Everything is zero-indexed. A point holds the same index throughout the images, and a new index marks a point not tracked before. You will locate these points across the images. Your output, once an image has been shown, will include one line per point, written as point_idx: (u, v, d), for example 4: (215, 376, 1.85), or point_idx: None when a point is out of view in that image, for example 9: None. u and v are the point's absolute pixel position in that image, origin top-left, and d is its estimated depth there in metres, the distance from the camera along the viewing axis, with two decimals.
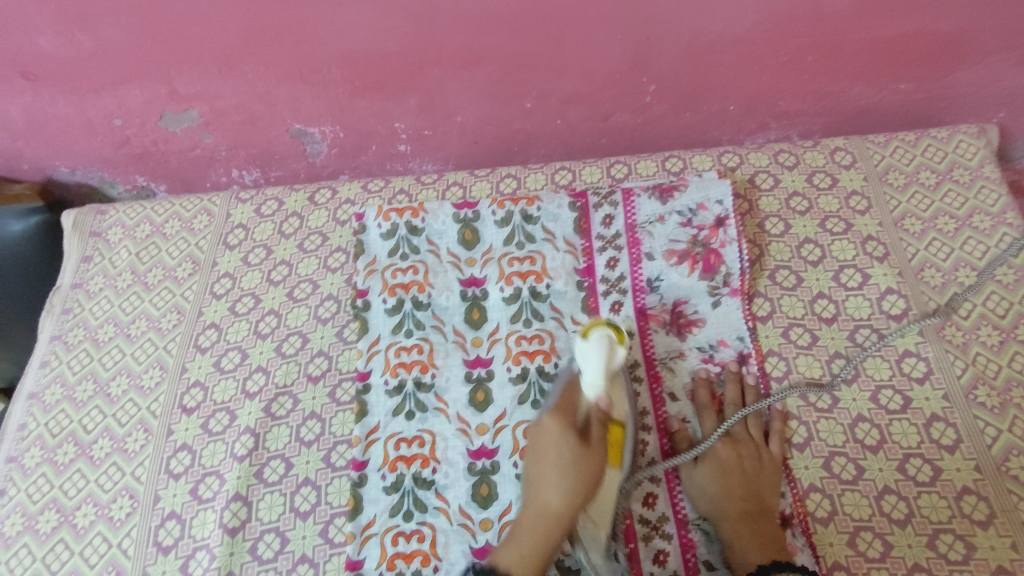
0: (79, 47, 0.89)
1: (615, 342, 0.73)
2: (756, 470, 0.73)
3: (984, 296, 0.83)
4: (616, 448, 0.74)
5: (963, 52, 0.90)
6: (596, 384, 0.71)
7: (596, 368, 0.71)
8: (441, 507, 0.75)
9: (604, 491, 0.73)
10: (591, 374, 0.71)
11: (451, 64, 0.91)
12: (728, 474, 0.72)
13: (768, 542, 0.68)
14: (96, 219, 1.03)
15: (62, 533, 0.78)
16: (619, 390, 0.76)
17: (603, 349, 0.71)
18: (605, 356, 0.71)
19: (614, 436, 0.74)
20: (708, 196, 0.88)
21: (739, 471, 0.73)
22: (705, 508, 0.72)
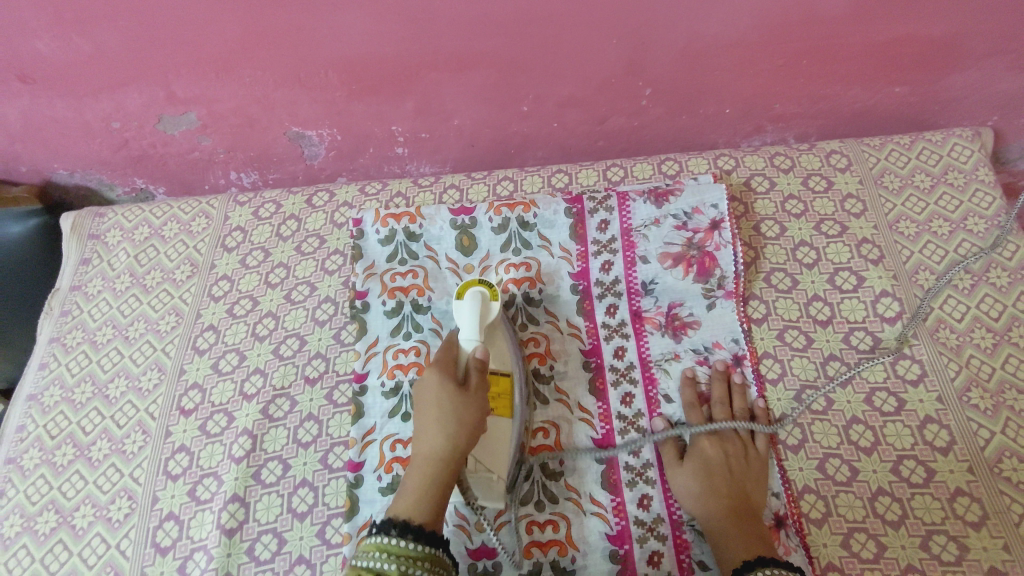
0: (77, 51, 0.89)
1: (490, 301, 0.78)
2: (742, 466, 0.73)
3: (977, 298, 0.83)
4: (501, 400, 0.76)
5: (956, 56, 0.91)
6: (470, 339, 0.75)
7: (471, 322, 0.75)
8: None
9: (494, 433, 0.74)
10: (466, 327, 0.75)
11: (448, 68, 0.92)
12: (712, 470, 0.73)
13: (753, 538, 0.67)
14: (95, 221, 1.04)
15: (60, 534, 0.79)
16: (502, 344, 0.79)
17: (476, 304, 0.77)
18: (479, 310, 0.76)
19: (499, 387, 0.76)
20: (704, 200, 0.88)
21: (724, 467, 0.73)
22: (691, 504, 0.72)
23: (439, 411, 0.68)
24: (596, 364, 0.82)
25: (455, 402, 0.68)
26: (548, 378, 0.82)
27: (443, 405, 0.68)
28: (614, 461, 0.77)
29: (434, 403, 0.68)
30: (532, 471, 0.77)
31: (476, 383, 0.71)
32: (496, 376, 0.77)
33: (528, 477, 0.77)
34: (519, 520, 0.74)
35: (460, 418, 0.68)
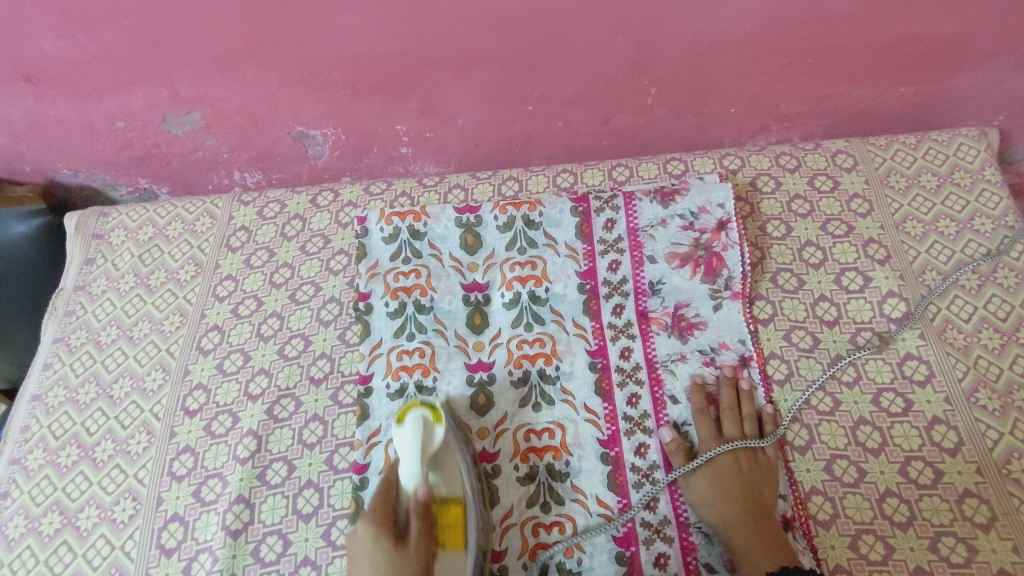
0: (81, 50, 0.89)
1: (431, 423, 0.74)
2: (751, 471, 0.73)
3: (984, 298, 0.83)
4: (451, 534, 0.71)
5: (963, 55, 0.90)
6: (412, 474, 0.72)
7: (411, 453, 0.72)
8: None
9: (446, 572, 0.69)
10: (408, 461, 0.72)
11: (453, 67, 0.91)
12: (723, 476, 0.72)
13: (765, 545, 0.68)
14: (99, 221, 1.04)
15: (64, 536, 0.79)
16: (452, 472, 0.75)
17: (417, 429, 0.73)
18: (420, 436, 0.73)
19: (449, 519, 0.72)
20: (710, 199, 0.88)
21: (736, 473, 0.72)
22: (702, 512, 0.72)
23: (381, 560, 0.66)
24: (602, 365, 0.82)
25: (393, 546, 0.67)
26: (554, 378, 0.82)
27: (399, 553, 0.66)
28: (621, 462, 0.76)
29: (398, 560, 0.66)
30: (537, 473, 0.77)
31: (417, 506, 0.70)
32: (446, 506, 0.73)
33: (533, 478, 0.76)
34: (525, 522, 0.74)
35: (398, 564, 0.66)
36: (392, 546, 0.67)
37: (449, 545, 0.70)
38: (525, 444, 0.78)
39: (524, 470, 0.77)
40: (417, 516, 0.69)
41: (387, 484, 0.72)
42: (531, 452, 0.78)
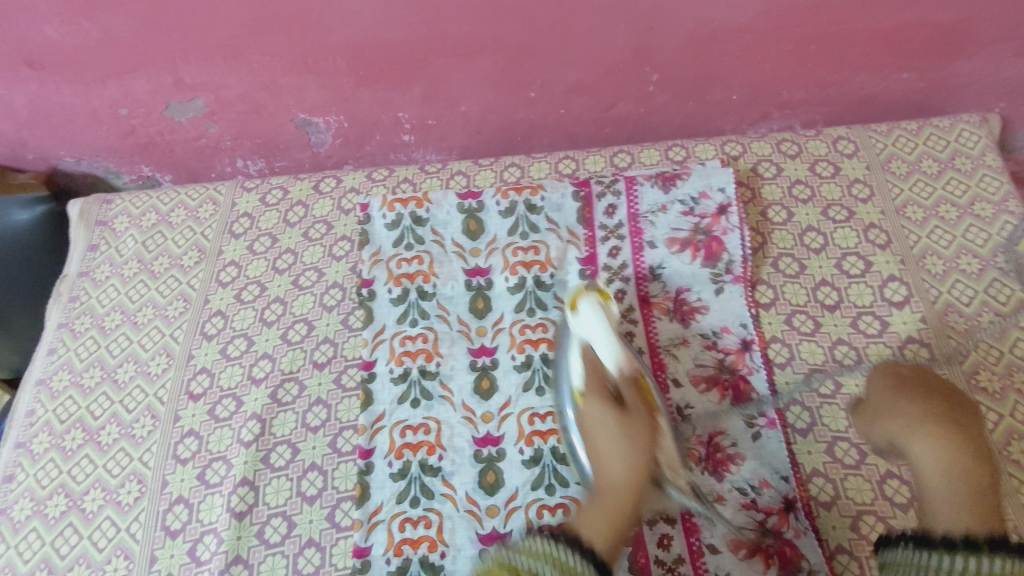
0: (85, 36, 0.89)
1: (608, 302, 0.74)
2: (959, 412, 0.68)
3: (985, 283, 0.83)
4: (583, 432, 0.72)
5: (965, 40, 0.90)
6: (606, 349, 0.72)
7: (600, 330, 0.72)
8: (447, 493, 0.75)
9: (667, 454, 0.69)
10: (601, 341, 0.72)
11: (456, 53, 0.92)
12: (949, 415, 0.68)
13: (979, 499, 0.63)
14: (103, 208, 1.04)
15: (70, 518, 0.79)
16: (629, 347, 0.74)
17: (599, 311, 0.73)
18: (603, 318, 0.73)
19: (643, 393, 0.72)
20: (711, 184, 0.89)
21: (953, 425, 0.67)
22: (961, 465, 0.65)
23: (620, 455, 0.66)
24: None
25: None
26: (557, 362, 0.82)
27: (632, 427, 0.68)
28: None
29: (642, 424, 0.69)
30: (542, 455, 0.77)
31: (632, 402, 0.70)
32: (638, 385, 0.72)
33: (538, 461, 0.77)
34: (530, 504, 0.74)
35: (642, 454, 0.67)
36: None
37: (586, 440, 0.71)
38: (529, 427, 0.79)
39: (529, 453, 0.77)
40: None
41: (591, 370, 0.73)
42: (536, 435, 0.78)
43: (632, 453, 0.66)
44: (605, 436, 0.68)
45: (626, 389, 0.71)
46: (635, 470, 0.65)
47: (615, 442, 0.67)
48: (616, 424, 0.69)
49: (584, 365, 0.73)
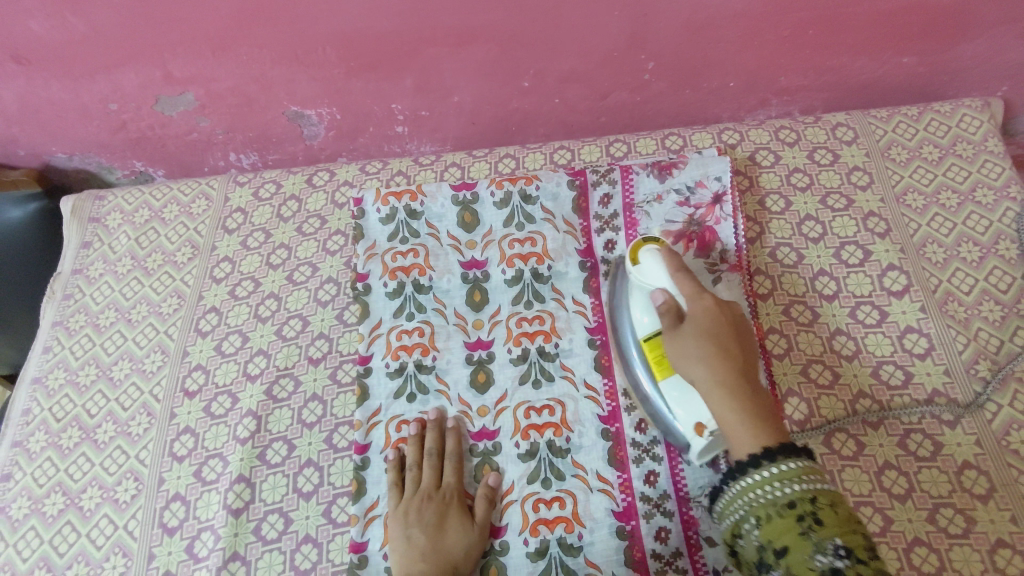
0: (71, 30, 0.88)
1: (666, 248, 0.73)
2: None
3: (986, 271, 0.82)
4: (654, 361, 0.71)
5: (968, 23, 0.88)
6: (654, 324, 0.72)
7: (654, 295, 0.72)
8: None
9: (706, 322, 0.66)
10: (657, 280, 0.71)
11: (447, 43, 0.90)
12: None
13: None
14: (95, 205, 1.03)
15: (68, 516, 0.79)
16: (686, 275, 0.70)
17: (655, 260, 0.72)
18: (667, 263, 0.71)
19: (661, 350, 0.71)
20: (706, 173, 0.88)
21: None
22: None
23: (715, 387, 0.63)
24: (601, 342, 0.82)
25: (467, 529, 0.71)
26: (553, 355, 0.82)
27: (713, 333, 0.66)
28: (621, 437, 0.76)
29: (714, 324, 0.66)
30: (538, 449, 0.77)
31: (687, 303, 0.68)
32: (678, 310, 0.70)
33: (534, 454, 0.76)
34: (526, 498, 0.74)
35: (725, 353, 0.65)
36: (428, 483, 0.75)
37: (659, 371, 0.71)
38: (525, 421, 0.78)
39: (525, 446, 0.77)
40: (484, 498, 0.74)
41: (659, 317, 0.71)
42: (532, 429, 0.78)
43: (715, 363, 0.64)
44: (685, 369, 0.65)
45: (692, 300, 0.68)
46: (727, 373, 0.63)
47: (691, 352, 0.65)
48: (690, 337, 0.66)
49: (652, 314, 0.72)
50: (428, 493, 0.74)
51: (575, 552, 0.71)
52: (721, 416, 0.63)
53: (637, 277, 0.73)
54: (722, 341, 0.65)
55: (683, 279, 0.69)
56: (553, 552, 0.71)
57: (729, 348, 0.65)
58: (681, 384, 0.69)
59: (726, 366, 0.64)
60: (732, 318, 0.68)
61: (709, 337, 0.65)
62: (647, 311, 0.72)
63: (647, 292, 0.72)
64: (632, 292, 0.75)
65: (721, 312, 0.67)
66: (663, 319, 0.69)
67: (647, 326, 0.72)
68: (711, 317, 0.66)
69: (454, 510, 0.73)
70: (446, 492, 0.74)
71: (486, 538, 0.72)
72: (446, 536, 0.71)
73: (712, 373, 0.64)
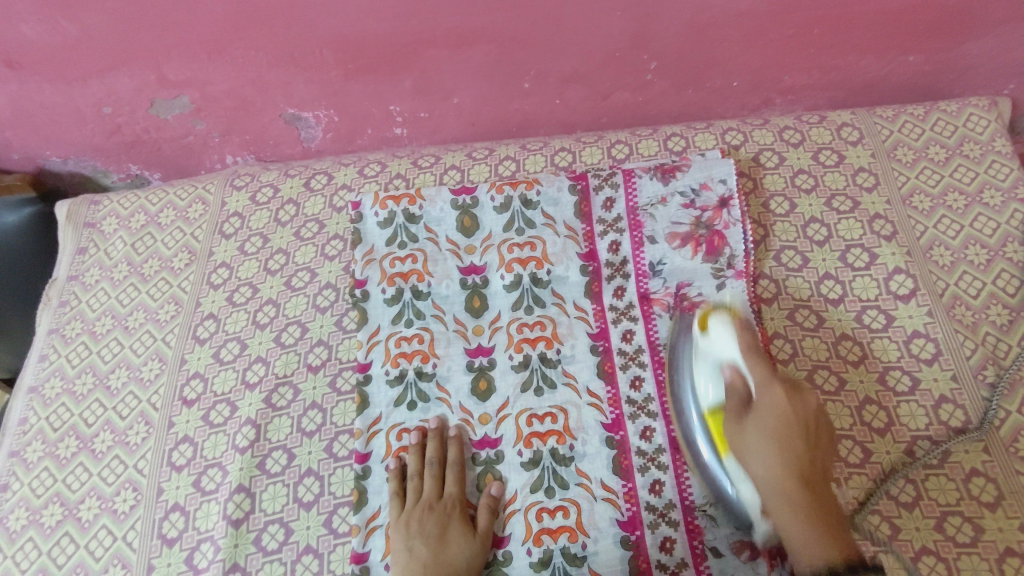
0: (64, 33, 0.87)
1: (739, 321, 0.72)
2: None
3: (993, 274, 0.81)
4: (717, 437, 0.69)
5: (975, 21, 0.87)
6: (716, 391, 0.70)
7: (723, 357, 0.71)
8: None
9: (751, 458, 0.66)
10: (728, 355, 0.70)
11: (447, 44, 0.89)
12: None
13: None
14: (90, 209, 1.02)
15: (66, 527, 0.78)
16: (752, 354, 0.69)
17: (728, 331, 0.71)
18: (740, 341, 0.70)
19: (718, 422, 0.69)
20: (711, 175, 0.87)
21: None
22: None
23: (775, 487, 0.64)
24: (603, 348, 0.81)
25: (471, 541, 0.71)
26: (555, 362, 0.81)
27: (777, 431, 0.65)
28: (625, 445, 0.75)
29: (783, 417, 0.66)
30: (541, 458, 0.76)
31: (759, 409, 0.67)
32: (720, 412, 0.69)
33: (537, 463, 0.75)
34: (529, 507, 0.73)
35: (789, 447, 0.65)
36: (430, 493, 0.74)
37: (719, 449, 0.69)
38: (527, 429, 0.77)
39: (528, 455, 0.76)
40: (486, 509, 0.73)
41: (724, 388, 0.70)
42: (534, 437, 0.77)
43: (786, 510, 0.63)
44: (746, 459, 0.66)
45: (761, 387, 0.68)
46: (786, 471, 0.64)
47: (751, 438, 0.66)
48: (754, 429, 0.66)
49: (720, 385, 0.70)
50: (429, 503, 0.73)
51: (579, 562, 0.70)
52: (784, 525, 0.63)
53: (705, 346, 0.72)
54: (786, 441, 0.65)
55: (762, 371, 0.68)
56: (556, 563, 0.71)
57: (793, 444, 0.65)
58: (738, 468, 0.67)
59: (795, 463, 0.64)
60: (805, 411, 0.67)
61: (772, 437, 0.65)
62: (715, 379, 0.70)
63: (716, 363, 0.71)
64: (695, 358, 0.73)
65: (791, 406, 0.67)
66: (729, 399, 0.69)
67: (712, 398, 0.70)
68: (780, 407, 0.66)
69: (457, 521, 0.72)
70: (448, 502, 0.74)
71: (489, 548, 0.72)
72: (449, 548, 0.70)
73: (773, 464, 0.64)
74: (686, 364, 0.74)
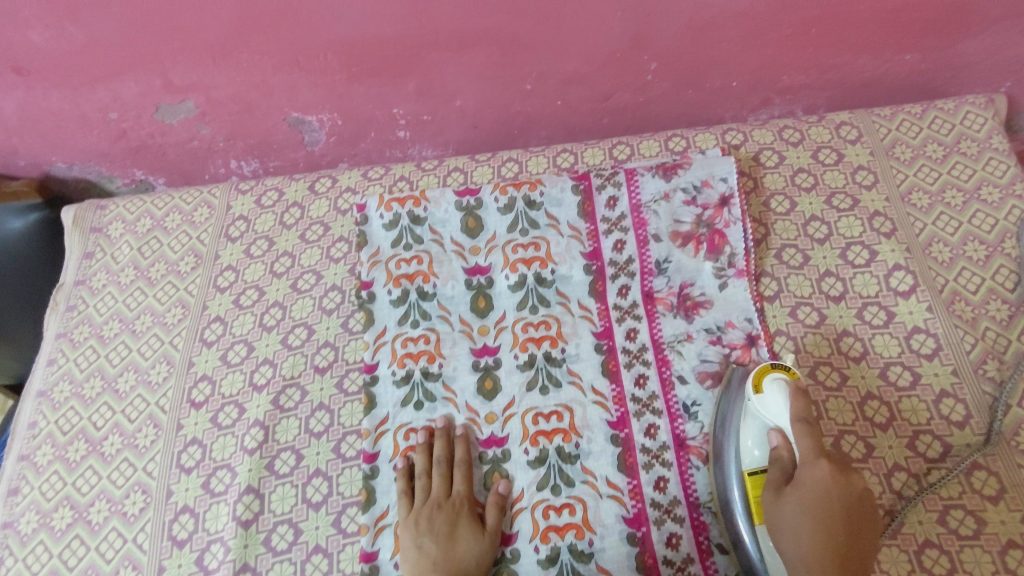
0: (71, 39, 0.87)
1: (796, 390, 0.69)
2: None
3: (992, 270, 0.82)
4: (754, 503, 0.67)
5: (971, 20, 0.88)
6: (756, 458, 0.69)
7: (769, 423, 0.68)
8: None
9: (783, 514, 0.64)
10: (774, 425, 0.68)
11: (449, 47, 0.90)
12: None
13: None
14: (96, 214, 1.03)
15: (77, 530, 0.79)
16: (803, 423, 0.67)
17: (783, 398, 0.68)
18: (792, 406, 0.67)
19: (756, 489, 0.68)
20: (713, 173, 0.88)
21: None
22: None
23: (800, 565, 0.61)
24: (608, 347, 0.82)
25: (479, 539, 0.71)
26: (560, 361, 0.81)
27: (818, 503, 0.63)
28: (631, 443, 0.76)
29: (822, 497, 0.63)
30: (547, 456, 0.76)
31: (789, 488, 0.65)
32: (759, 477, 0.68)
33: (543, 461, 0.76)
34: (536, 505, 0.74)
35: (827, 527, 0.62)
36: (437, 491, 0.75)
37: (753, 514, 0.67)
38: (533, 427, 0.78)
39: (534, 453, 0.77)
40: (494, 506, 0.74)
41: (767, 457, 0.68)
42: (540, 435, 0.77)
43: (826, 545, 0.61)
44: (778, 535, 0.64)
45: (806, 463, 0.65)
46: (818, 554, 0.61)
47: (785, 515, 0.64)
48: (791, 499, 0.64)
49: (764, 450, 0.68)
50: (438, 502, 0.74)
51: (586, 559, 0.71)
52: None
53: (753, 412, 0.70)
54: (826, 522, 0.62)
55: (805, 433, 0.66)
56: (564, 559, 0.71)
57: (832, 524, 0.62)
58: (769, 539, 0.65)
59: (822, 542, 0.61)
60: (851, 497, 0.63)
61: (809, 504, 0.63)
62: (760, 443, 0.69)
63: (762, 423, 0.69)
64: (744, 410, 0.72)
65: (836, 488, 0.63)
66: (772, 468, 0.67)
67: (754, 460, 0.69)
68: (822, 487, 0.63)
69: (465, 519, 0.73)
70: (456, 501, 0.74)
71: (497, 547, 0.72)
72: (457, 546, 0.71)
73: (806, 544, 0.62)
74: (733, 430, 0.72)
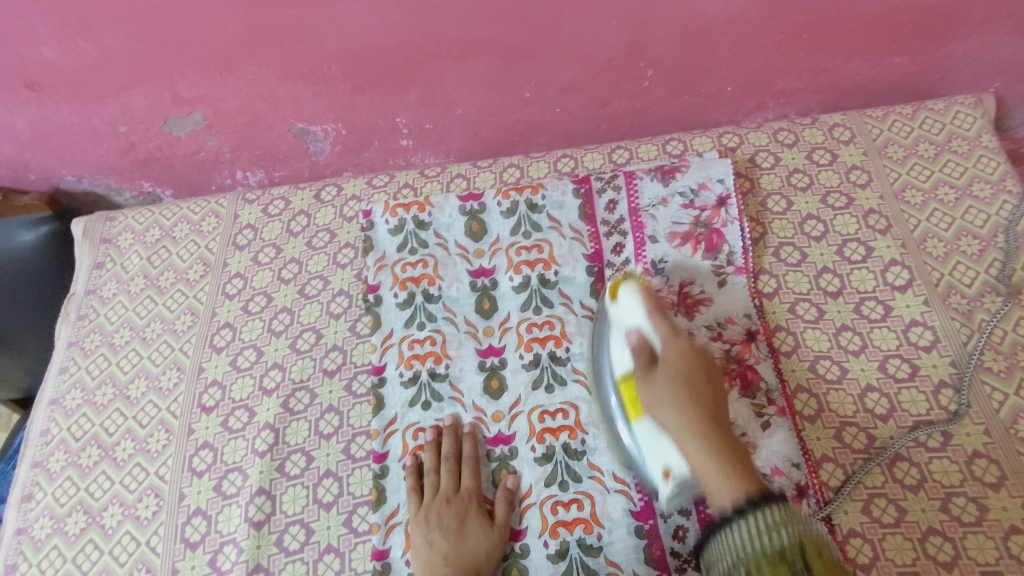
0: (82, 55, 0.90)
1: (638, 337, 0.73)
2: None
3: (986, 263, 0.84)
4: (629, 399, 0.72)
5: (956, 23, 0.91)
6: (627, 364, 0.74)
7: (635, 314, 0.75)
8: None
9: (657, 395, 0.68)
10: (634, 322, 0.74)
11: (450, 56, 0.92)
12: None
13: None
14: (106, 226, 1.04)
15: (91, 534, 0.80)
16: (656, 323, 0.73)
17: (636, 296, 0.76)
18: (643, 302, 0.75)
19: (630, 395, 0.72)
20: (710, 175, 0.90)
21: None
22: None
23: (686, 435, 0.64)
24: None
25: (489, 534, 0.73)
26: (565, 360, 0.83)
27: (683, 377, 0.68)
28: None
29: (686, 370, 0.68)
30: (554, 452, 0.78)
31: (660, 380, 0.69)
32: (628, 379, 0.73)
33: (550, 458, 0.77)
34: (544, 501, 0.75)
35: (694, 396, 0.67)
36: (447, 488, 0.76)
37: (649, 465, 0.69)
38: (540, 425, 0.79)
39: (541, 450, 0.78)
40: (503, 502, 0.75)
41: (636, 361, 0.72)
42: (547, 432, 0.79)
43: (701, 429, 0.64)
44: (660, 413, 0.67)
45: (665, 342, 0.71)
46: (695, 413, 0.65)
47: (661, 394, 0.68)
48: (664, 377, 0.69)
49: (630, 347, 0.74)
50: (448, 498, 0.75)
51: (595, 553, 0.72)
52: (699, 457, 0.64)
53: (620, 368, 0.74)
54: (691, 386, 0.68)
55: (658, 320, 0.73)
56: (573, 553, 0.72)
57: (697, 390, 0.67)
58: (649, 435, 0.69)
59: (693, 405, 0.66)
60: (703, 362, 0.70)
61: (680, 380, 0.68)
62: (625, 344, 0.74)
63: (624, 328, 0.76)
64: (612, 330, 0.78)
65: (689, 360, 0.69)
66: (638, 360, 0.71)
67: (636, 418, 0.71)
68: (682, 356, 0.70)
69: (475, 515, 0.74)
70: (466, 497, 0.75)
71: (507, 541, 0.73)
72: (468, 541, 0.72)
73: (683, 409, 0.66)
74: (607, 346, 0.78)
